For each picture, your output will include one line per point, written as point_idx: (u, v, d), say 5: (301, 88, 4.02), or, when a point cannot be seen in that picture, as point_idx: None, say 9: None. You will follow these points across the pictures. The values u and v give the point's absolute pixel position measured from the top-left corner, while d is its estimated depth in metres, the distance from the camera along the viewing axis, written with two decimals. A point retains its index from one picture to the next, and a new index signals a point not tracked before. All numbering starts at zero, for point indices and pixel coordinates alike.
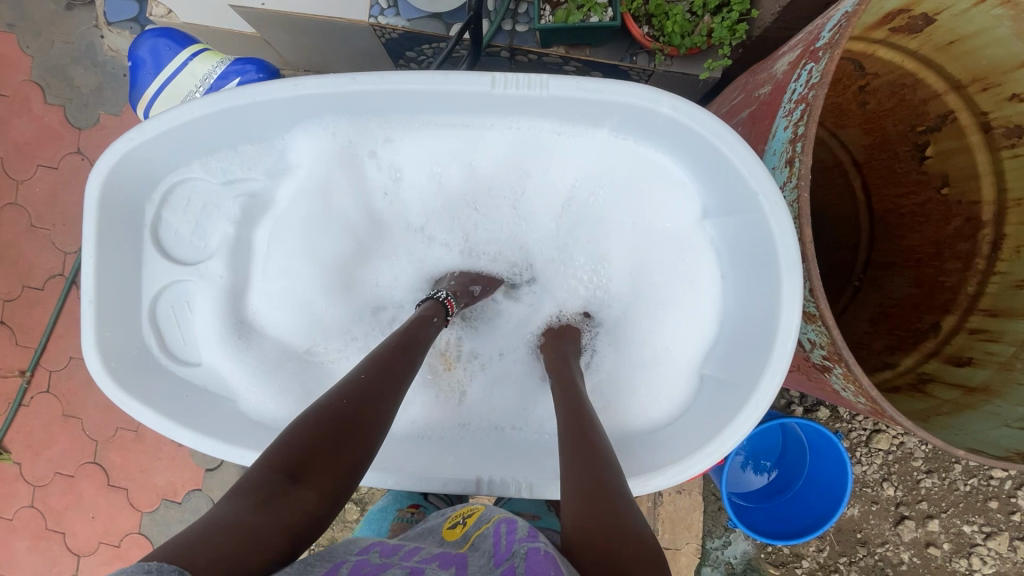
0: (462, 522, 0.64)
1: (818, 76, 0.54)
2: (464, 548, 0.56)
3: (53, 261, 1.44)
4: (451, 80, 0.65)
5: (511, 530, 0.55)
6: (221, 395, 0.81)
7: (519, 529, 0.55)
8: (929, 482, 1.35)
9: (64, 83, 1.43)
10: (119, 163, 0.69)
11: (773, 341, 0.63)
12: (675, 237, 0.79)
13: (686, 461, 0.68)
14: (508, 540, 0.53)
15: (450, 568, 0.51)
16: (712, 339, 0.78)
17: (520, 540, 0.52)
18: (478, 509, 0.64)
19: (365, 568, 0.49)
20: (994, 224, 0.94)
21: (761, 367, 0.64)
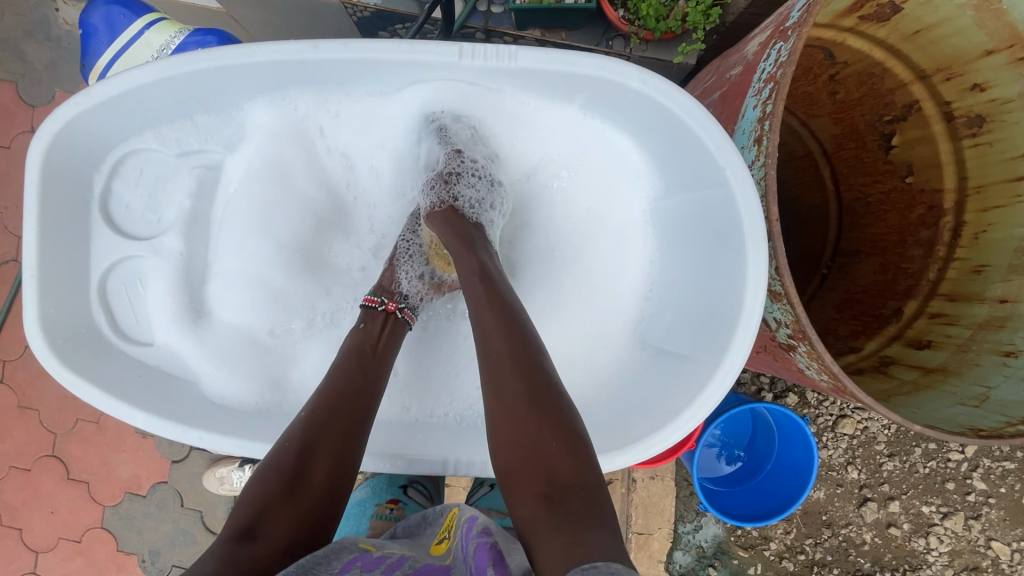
0: (445, 533, 0.65)
1: (786, 54, 0.54)
2: (445, 559, 0.57)
3: (6, 246, 1.38)
4: (418, 50, 0.63)
5: (470, 528, 0.57)
6: (179, 377, 0.77)
7: (478, 525, 0.58)
8: (891, 465, 1.39)
9: (15, 58, 1.35)
10: (65, 130, 0.66)
11: (739, 316, 0.62)
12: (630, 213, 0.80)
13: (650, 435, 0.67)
14: (468, 536, 0.56)
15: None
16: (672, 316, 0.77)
17: (475, 536, 0.55)
18: (455, 515, 0.66)
19: (356, 567, 0.52)
20: (955, 212, 0.96)
21: (727, 342, 0.64)
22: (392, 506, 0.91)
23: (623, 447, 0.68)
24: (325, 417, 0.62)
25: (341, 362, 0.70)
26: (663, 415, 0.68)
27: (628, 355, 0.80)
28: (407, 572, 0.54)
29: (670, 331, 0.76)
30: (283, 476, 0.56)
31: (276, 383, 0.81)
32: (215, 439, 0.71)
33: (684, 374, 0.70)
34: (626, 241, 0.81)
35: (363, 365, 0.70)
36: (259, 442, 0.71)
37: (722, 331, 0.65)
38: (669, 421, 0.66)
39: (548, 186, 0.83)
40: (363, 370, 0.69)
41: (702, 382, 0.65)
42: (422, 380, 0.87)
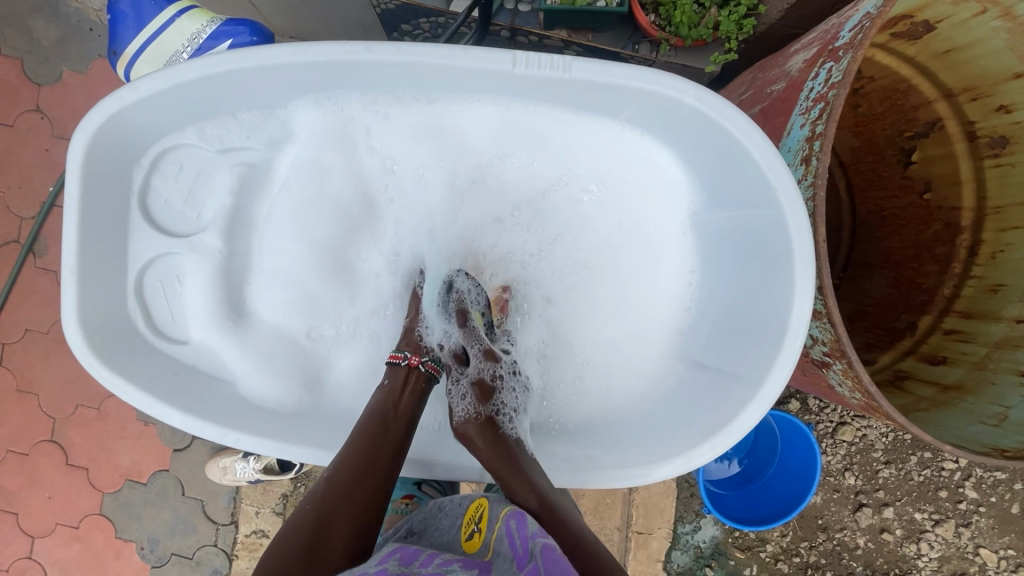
0: (475, 527, 0.65)
1: (840, 76, 0.55)
2: (487, 556, 0.58)
3: (9, 227, 1.35)
4: (473, 55, 0.62)
5: (521, 526, 0.58)
6: (214, 377, 0.77)
7: (528, 522, 0.59)
8: (887, 472, 1.41)
9: (21, 34, 1.32)
10: (107, 123, 0.65)
11: (784, 339, 0.62)
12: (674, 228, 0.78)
13: (692, 451, 0.67)
14: (522, 537, 0.57)
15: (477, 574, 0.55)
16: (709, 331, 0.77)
17: (533, 537, 0.56)
18: (484, 506, 0.66)
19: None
20: (972, 230, 0.97)
21: (770, 362, 0.64)
22: (408, 501, 0.89)
23: (661, 460, 0.69)
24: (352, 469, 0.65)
25: (365, 422, 0.70)
26: (701, 431, 0.69)
27: (660, 368, 0.80)
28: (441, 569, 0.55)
29: (710, 347, 0.75)
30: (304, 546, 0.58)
31: (310, 385, 0.81)
32: (252, 441, 0.70)
33: (724, 393, 0.70)
34: (668, 257, 0.79)
35: (387, 424, 0.69)
36: (297, 446, 0.72)
37: (766, 353, 0.65)
38: (707, 437, 0.67)
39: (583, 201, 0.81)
40: (386, 429, 0.69)
41: (743, 399, 0.66)
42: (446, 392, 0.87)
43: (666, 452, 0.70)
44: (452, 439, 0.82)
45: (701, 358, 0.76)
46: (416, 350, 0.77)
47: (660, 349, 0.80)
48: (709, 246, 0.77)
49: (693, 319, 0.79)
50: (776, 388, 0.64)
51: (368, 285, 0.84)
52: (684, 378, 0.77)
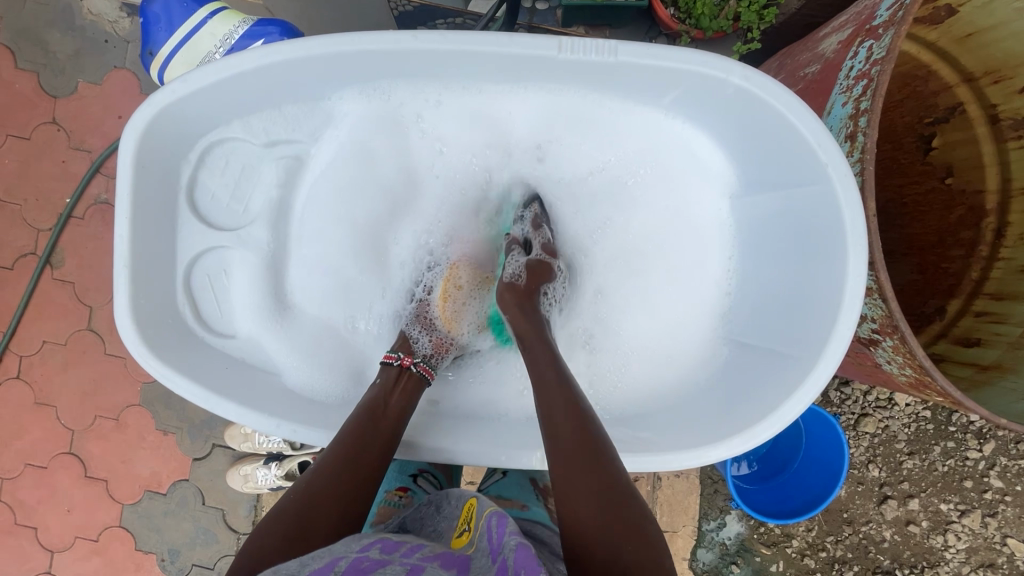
0: (465, 527, 0.61)
1: (883, 52, 0.55)
2: (467, 552, 0.55)
3: (26, 239, 1.35)
4: (519, 41, 0.63)
5: (501, 523, 0.54)
6: (263, 370, 0.77)
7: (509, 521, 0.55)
8: (911, 463, 1.40)
9: (37, 47, 1.33)
10: (159, 119, 0.65)
11: (840, 310, 0.62)
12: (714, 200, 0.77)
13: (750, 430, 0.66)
14: (499, 532, 0.52)
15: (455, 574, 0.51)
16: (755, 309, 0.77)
17: (510, 534, 0.52)
18: (476, 505, 0.62)
19: (365, 562, 0.50)
20: (997, 213, 0.98)
21: (826, 337, 0.64)
22: (402, 493, 0.83)
23: (718, 441, 0.69)
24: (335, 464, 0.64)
25: (357, 414, 0.69)
26: (756, 412, 0.69)
27: (704, 351, 0.80)
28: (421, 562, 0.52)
29: (759, 327, 0.75)
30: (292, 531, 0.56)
31: (355, 374, 0.81)
32: (307, 432, 0.71)
33: (777, 374, 0.70)
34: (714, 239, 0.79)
35: (377, 415, 0.69)
36: None
37: (822, 329, 0.65)
38: (762, 417, 0.67)
39: (627, 191, 0.81)
40: (380, 420, 0.69)
41: (799, 377, 0.66)
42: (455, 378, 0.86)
43: (721, 433, 0.70)
44: (452, 424, 0.79)
45: (750, 340, 0.76)
46: (409, 352, 0.77)
47: (702, 333, 0.80)
48: (758, 228, 0.76)
49: (737, 302, 0.79)
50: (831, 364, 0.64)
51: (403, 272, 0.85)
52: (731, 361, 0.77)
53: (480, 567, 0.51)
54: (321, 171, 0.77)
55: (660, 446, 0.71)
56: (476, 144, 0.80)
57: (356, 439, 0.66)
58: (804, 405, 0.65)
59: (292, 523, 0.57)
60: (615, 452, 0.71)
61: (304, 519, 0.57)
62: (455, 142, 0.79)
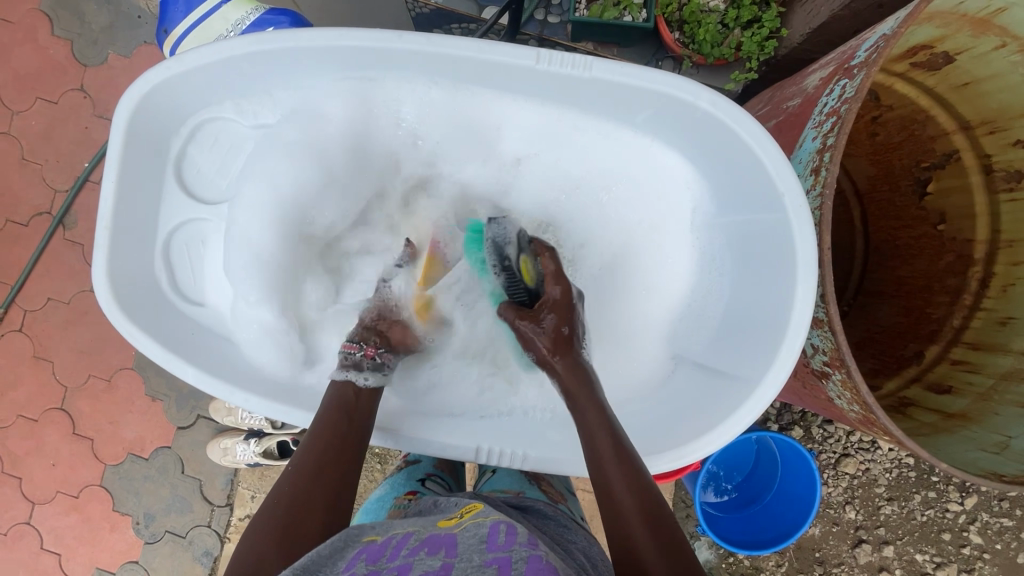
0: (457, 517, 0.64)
1: (853, 91, 0.57)
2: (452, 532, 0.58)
3: (42, 198, 1.40)
4: (501, 50, 0.66)
5: (511, 532, 0.55)
6: (229, 340, 0.80)
7: (518, 532, 0.56)
8: (889, 509, 1.38)
9: (74, 17, 1.38)
10: (152, 92, 0.69)
11: (784, 337, 0.64)
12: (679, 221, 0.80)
13: (686, 447, 0.68)
14: (507, 539, 0.54)
15: (442, 557, 0.52)
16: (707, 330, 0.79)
17: (519, 543, 0.53)
18: (476, 506, 0.64)
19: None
20: (985, 263, 0.97)
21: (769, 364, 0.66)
22: (410, 498, 0.81)
23: (661, 452, 0.71)
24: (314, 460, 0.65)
25: (324, 409, 0.71)
26: (698, 429, 0.70)
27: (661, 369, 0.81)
28: (408, 561, 0.51)
29: (710, 348, 0.77)
30: (279, 527, 0.58)
31: (315, 351, 0.84)
32: (261, 403, 0.74)
33: (723, 394, 0.72)
34: (680, 256, 0.80)
35: (350, 413, 0.71)
36: (301, 410, 0.75)
37: (766, 353, 0.67)
38: (702, 434, 0.69)
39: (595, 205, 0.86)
40: (351, 417, 0.71)
41: (742, 399, 0.67)
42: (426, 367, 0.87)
43: (662, 446, 0.71)
44: (409, 414, 0.81)
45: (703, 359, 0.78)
46: (372, 342, 0.81)
47: (662, 351, 0.82)
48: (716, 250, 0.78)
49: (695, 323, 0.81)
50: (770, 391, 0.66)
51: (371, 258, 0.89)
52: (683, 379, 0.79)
53: (467, 547, 0.53)
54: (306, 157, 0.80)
55: None
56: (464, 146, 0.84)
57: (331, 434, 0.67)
58: (743, 426, 0.66)
59: (277, 520, 0.59)
60: (556, 453, 0.75)
61: (290, 517, 0.59)
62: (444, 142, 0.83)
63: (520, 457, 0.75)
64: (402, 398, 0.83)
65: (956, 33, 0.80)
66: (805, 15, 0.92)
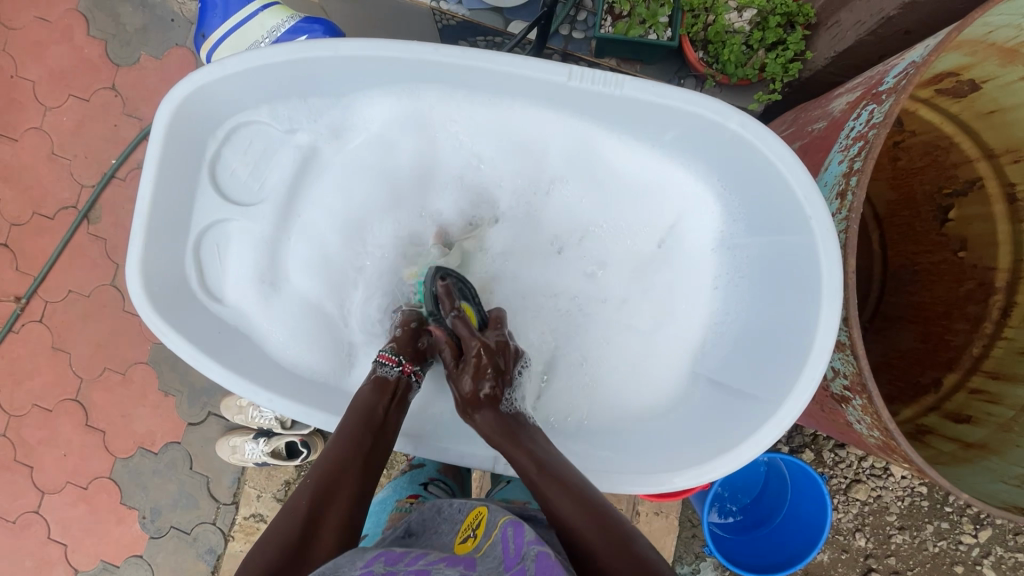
0: (472, 533, 0.62)
1: (881, 117, 0.57)
2: (473, 555, 0.56)
3: (69, 193, 1.43)
4: (530, 65, 0.67)
5: (519, 534, 0.55)
6: (251, 338, 0.82)
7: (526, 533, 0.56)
8: (901, 538, 1.35)
9: (109, 18, 1.42)
10: (193, 96, 0.70)
11: (806, 359, 0.64)
12: (698, 237, 0.81)
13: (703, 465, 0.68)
14: (517, 543, 0.53)
15: None
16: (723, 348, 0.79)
17: (529, 544, 0.53)
18: (487, 516, 0.63)
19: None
20: (1005, 292, 0.96)
21: (788, 386, 0.66)
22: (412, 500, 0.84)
23: (676, 471, 0.72)
24: (338, 469, 0.65)
25: (350, 419, 0.70)
26: (714, 449, 0.71)
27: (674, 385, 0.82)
28: (426, 567, 0.53)
29: (726, 366, 0.78)
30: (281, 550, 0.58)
31: (334, 353, 0.85)
32: (282, 402, 0.75)
33: (742, 413, 0.72)
34: (700, 274, 0.81)
35: (374, 428, 0.71)
36: (322, 413, 0.76)
37: (787, 374, 0.67)
38: (718, 454, 0.69)
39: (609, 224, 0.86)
40: (376, 438, 0.70)
41: (762, 420, 0.67)
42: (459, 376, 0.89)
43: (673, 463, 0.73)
44: (433, 424, 0.83)
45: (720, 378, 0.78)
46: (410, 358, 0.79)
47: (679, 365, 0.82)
48: (736, 269, 0.79)
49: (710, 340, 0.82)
50: (789, 413, 0.66)
51: (392, 264, 0.89)
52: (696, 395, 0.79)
53: (488, 566, 0.52)
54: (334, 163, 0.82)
55: (621, 472, 0.74)
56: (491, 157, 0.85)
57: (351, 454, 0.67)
58: (760, 448, 0.67)
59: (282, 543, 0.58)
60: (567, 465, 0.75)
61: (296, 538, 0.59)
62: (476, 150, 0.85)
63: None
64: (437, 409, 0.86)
65: (983, 61, 0.80)
66: (829, 39, 0.92)
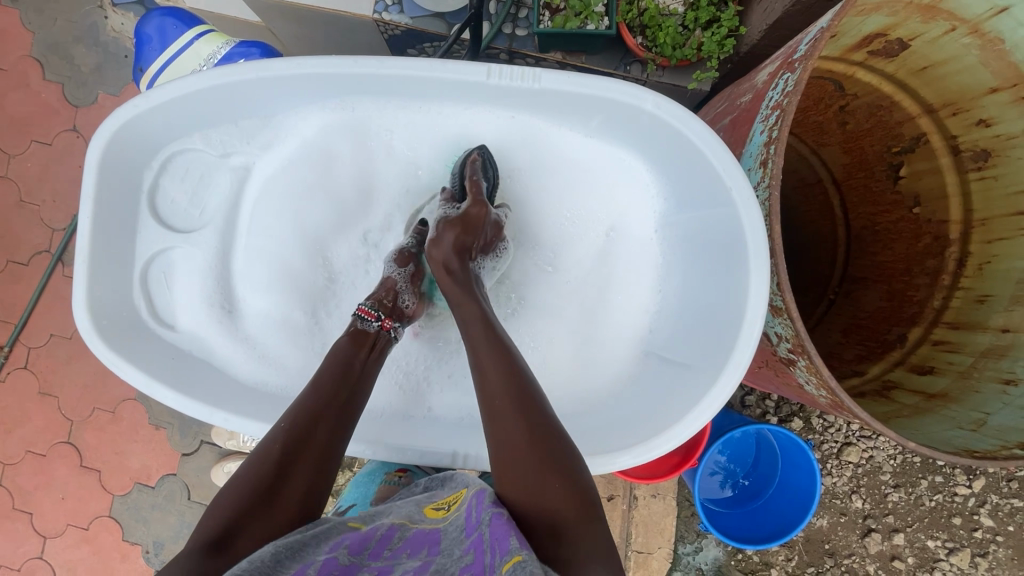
0: (445, 505, 0.64)
1: (792, 85, 0.59)
2: (438, 524, 0.59)
3: (41, 238, 1.44)
4: (450, 68, 0.69)
5: (479, 500, 0.57)
6: (206, 361, 0.83)
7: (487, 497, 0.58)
8: (896, 496, 1.36)
9: (64, 61, 1.43)
10: (123, 129, 0.72)
11: (743, 327, 0.67)
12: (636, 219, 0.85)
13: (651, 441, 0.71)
14: (477, 509, 0.56)
15: (424, 556, 0.54)
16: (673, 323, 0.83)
17: (487, 507, 0.55)
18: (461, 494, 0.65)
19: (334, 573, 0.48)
20: (961, 243, 0.98)
21: (727, 356, 0.69)
22: (400, 474, 0.88)
23: (623, 449, 0.73)
24: (306, 429, 0.63)
25: (326, 369, 0.70)
26: (667, 424, 0.73)
27: (626, 366, 0.85)
28: (390, 562, 0.53)
29: (676, 342, 0.81)
30: (209, 542, 0.51)
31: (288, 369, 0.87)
32: (240, 422, 0.77)
33: (690, 385, 0.75)
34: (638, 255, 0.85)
35: (345, 375, 0.70)
36: None
37: (728, 342, 0.70)
38: (668, 428, 0.72)
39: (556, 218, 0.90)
40: (350, 383, 0.70)
41: (706, 390, 0.70)
42: (419, 381, 0.91)
43: (630, 442, 0.75)
44: (402, 427, 0.85)
45: (670, 354, 0.81)
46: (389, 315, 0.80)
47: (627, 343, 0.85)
48: (674, 248, 0.83)
49: (660, 318, 0.85)
50: (732, 381, 0.68)
51: None
52: (653, 373, 0.82)
53: (450, 539, 0.55)
54: (272, 179, 0.83)
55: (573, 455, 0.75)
56: (435, 161, 0.87)
57: (299, 433, 0.62)
58: (708, 418, 0.69)
59: (215, 532, 0.53)
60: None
61: (230, 530, 0.53)
62: (425, 153, 0.86)
63: None
64: (403, 415, 0.88)
65: (906, 20, 0.81)
66: (762, 13, 0.94)
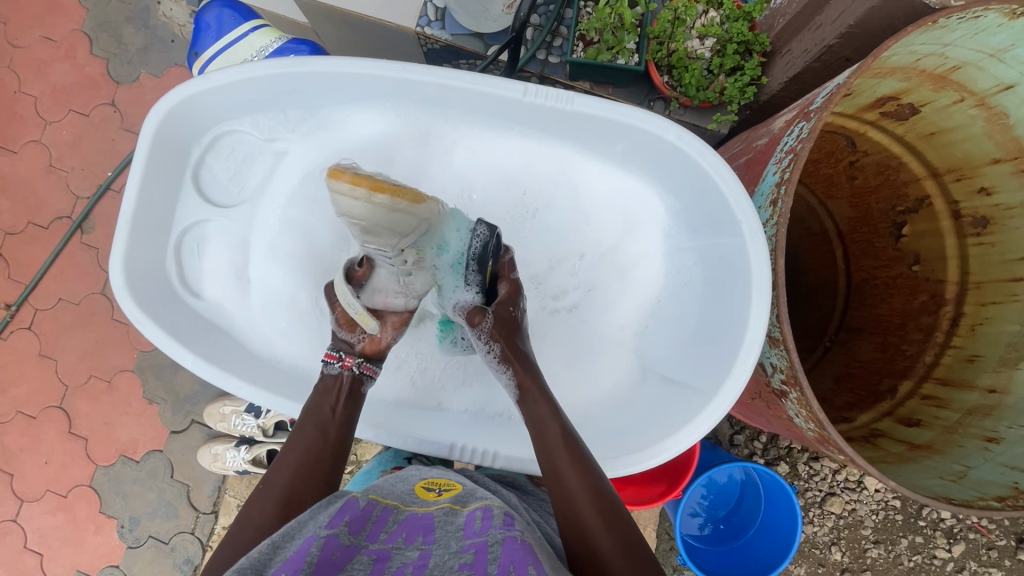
0: (437, 490, 0.72)
1: (807, 132, 0.63)
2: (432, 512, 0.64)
3: (64, 203, 1.48)
4: (490, 82, 0.74)
5: (487, 517, 0.59)
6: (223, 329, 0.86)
7: (494, 516, 0.60)
8: (876, 552, 1.36)
9: (112, 39, 1.49)
10: (181, 104, 0.76)
11: (740, 352, 0.70)
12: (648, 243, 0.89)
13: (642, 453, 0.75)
14: (484, 523, 0.58)
15: (419, 545, 0.58)
16: (673, 344, 0.86)
17: (494, 527, 0.57)
18: (456, 488, 0.72)
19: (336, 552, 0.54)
20: (955, 303, 1.01)
21: (722, 380, 0.72)
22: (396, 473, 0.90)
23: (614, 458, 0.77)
24: (295, 472, 0.70)
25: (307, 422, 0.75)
26: (660, 436, 0.77)
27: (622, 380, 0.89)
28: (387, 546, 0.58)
29: (675, 363, 0.84)
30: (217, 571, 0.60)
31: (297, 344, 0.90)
32: (250, 390, 0.81)
33: (684, 406, 0.78)
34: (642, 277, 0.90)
35: (325, 428, 0.74)
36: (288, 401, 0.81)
37: (723, 367, 0.73)
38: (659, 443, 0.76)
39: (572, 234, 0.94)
40: (330, 434, 0.74)
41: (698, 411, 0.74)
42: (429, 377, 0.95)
43: (621, 454, 0.78)
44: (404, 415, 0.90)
45: (668, 373, 0.85)
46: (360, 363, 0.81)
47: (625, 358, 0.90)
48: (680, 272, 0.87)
49: (660, 338, 0.88)
50: (725, 405, 0.72)
51: None
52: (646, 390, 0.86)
53: (444, 533, 0.59)
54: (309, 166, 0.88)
55: None
56: (462, 167, 0.91)
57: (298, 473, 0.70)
58: (697, 436, 0.73)
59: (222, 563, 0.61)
60: (523, 453, 0.82)
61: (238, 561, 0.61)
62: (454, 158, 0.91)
63: (490, 455, 0.83)
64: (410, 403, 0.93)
65: (918, 86, 0.86)
66: (783, 65, 0.99)
